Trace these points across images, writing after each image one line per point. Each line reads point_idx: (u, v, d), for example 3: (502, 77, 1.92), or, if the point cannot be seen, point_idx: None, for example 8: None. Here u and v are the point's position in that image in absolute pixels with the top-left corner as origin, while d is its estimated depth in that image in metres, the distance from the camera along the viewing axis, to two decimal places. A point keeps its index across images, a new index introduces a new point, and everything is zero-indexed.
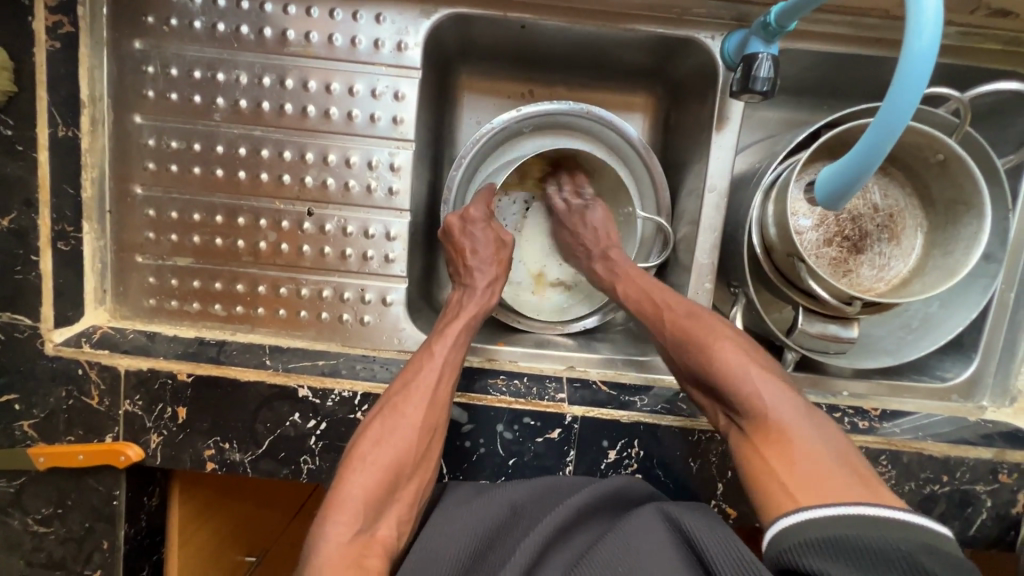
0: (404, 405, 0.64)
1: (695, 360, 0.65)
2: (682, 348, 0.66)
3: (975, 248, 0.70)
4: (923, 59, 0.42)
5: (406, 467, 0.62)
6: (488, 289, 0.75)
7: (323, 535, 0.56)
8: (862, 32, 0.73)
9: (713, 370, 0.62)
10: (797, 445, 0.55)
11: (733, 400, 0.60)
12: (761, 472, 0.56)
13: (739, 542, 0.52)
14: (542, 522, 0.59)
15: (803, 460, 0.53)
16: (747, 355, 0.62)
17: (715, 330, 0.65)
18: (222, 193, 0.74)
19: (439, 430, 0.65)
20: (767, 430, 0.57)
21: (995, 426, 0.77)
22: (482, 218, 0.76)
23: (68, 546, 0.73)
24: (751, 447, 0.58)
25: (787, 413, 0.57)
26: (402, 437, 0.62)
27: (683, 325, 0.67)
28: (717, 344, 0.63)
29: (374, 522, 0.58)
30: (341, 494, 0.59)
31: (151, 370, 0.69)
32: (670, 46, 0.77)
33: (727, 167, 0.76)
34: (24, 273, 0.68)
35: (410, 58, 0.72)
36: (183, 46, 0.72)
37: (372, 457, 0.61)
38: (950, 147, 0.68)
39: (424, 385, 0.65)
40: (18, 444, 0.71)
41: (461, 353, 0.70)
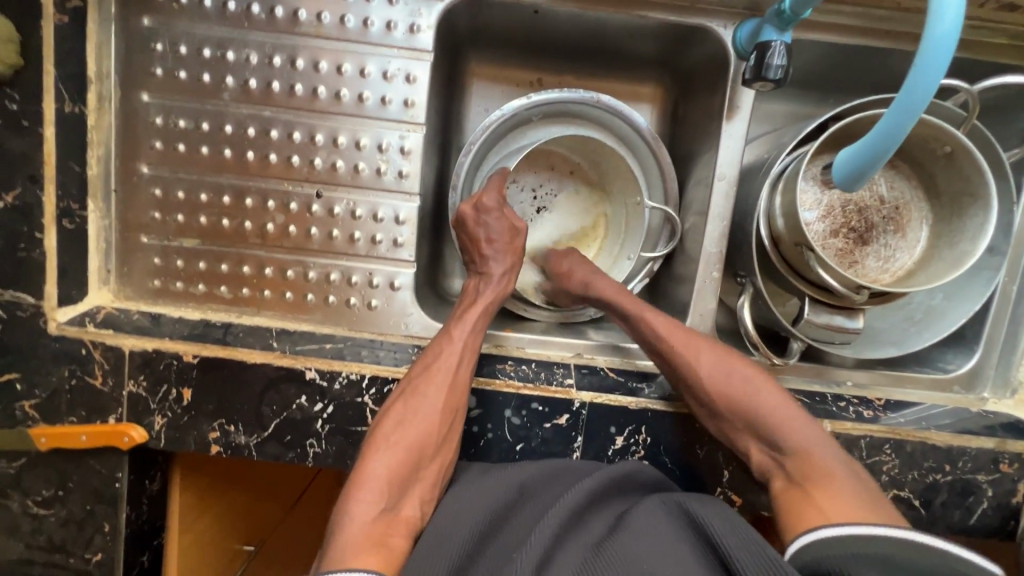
0: (426, 387, 0.66)
1: (736, 400, 0.67)
2: (720, 388, 0.68)
3: (980, 239, 0.71)
4: (945, 40, 0.43)
5: (428, 448, 0.64)
6: (504, 277, 0.75)
7: (348, 512, 0.58)
8: (872, 24, 0.74)
9: (754, 410, 0.66)
10: (839, 481, 0.59)
11: (775, 439, 0.65)
12: (807, 510, 0.58)
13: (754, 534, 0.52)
14: (557, 504, 0.59)
15: (847, 496, 0.58)
16: (782, 398, 0.67)
17: (751, 372, 0.69)
18: (230, 174, 0.74)
19: (459, 413, 0.67)
20: (811, 470, 0.61)
21: (996, 417, 0.78)
22: (496, 206, 0.75)
23: (68, 529, 0.72)
24: (797, 487, 0.61)
25: (826, 454, 0.62)
26: (425, 418, 0.64)
27: (721, 365, 0.69)
28: (756, 385, 0.68)
29: (397, 502, 0.60)
30: (366, 473, 0.61)
31: (156, 350, 0.69)
32: (681, 34, 0.77)
33: (737, 157, 0.77)
34: (28, 251, 0.67)
35: (422, 41, 0.72)
36: (193, 24, 0.71)
37: (397, 438, 0.63)
38: (958, 139, 0.68)
39: (446, 368, 0.67)
40: (18, 424, 0.70)
41: (479, 338, 0.71)
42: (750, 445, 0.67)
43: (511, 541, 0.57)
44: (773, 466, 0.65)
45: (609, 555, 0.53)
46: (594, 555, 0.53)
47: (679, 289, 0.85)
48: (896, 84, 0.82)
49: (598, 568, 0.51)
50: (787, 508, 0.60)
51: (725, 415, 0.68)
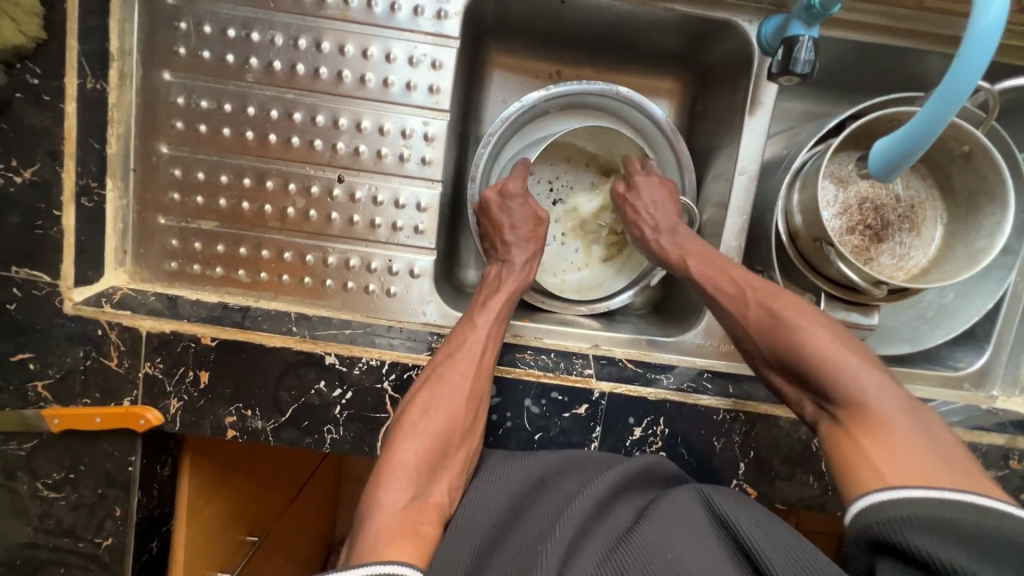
0: (450, 374, 0.65)
1: (784, 347, 0.64)
2: (770, 336, 0.66)
3: (997, 238, 0.72)
4: (989, 32, 0.44)
5: (455, 435, 0.64)
6: (526, 265, 0.75)
7: (378, 501, 0.58)
8: (895, 23, 0.75)
9: (802, 356, 0.62)
10: (895, 431, 0.54)
11: (820, 385, 0.60)
12: (851, 458, 0.56)
13: (792, 537, 0.52)
14: (582, 494, 0.59)
15: (899, 449, 0.53)
16: (841, 345, 0.61)
17: (806, 317, 0.64)
18: (251, 156, 0.73)
19: (484, 400, 0.67)
20: (860, 419, 0.57)
21: (1006, 415, 0.79)
22: (521, 193, 0.76)
23: (78, 514, 0.71)
24: (843, 433, 0.57)
25: (882, 404, 0.56)
26: (450, 405, 0.64)
27: (766, 309, 0.67)
28: (808, 330, 0.63)
29: (426, 489, 0.60)
30: (394, 461, 0.61)
31: (174, 333, 0.68)
32: (705, 28, 0.78)
33: (758, 151, 0.77)
34: (45, 228, 0.66)
35: (449, 27, 0.72)
36: (218, 4, 0.70)
37: (424, 425, 0.63)
38: (977, 138, 0.69)
39: (470, 355, 0.67)
40: (30, 405, 0.68)
41: (502, 325, 0.71)
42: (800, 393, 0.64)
43: (534, 528, 0.56)
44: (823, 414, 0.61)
45: (639, 542, 0.52)
46: (626, 544, 0.53)
47: None
48: (913, 84, 0.83)
49: (628, 557, 0.51)
50: (834, 452, 0.58)
51: (778, 363, 0.65)
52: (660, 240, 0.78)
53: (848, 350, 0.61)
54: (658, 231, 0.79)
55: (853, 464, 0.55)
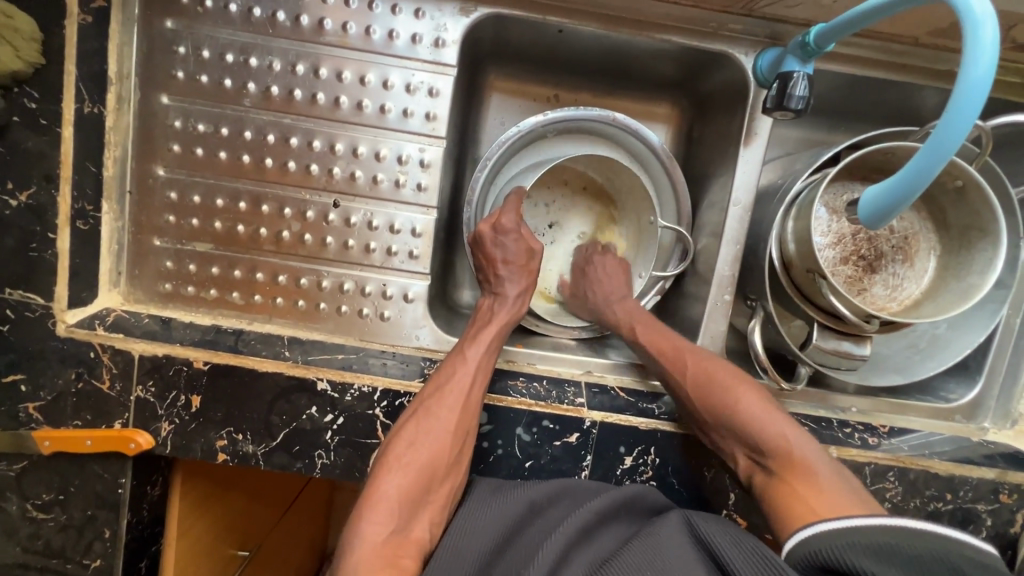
0: (438, 409, 0.65)
1: (719, 404, 0.68)
2: (706, 395, 0.70)
3: (989, 274, 0.72)
4: (977, 85, 0.45)
5: (438, 470, 0.63)
6: (518, 297, 0.75)
7: (360, 534, 0.59)
8: (890, 58, 0.75)
9: (736, 412, 0.67)
10: (820, 473, 0.61)
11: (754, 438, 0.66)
12: (791, 507, 0.60)
13: (756, 545, 0.54)
14: (563, 522, 0.60)
15: (829, 491, 0.59)
16: (767, 401, 0.68)
17: (734, 377, 0.70)
18: (247, 180, 0.73)
19: (470, 434, 0.67)
20: (794, 467, 0.63)
21: (996, 447, 0.79)
22: (514, 227, 0.76)
23: (67, 534, 0.71)
24: (784, 482, 0.63)
25: (807, 451, 0.63)
26: (436, 440, 0.64)
27: (701, 369, 0.71)
28: (740, 389, 0.69)
29: (407, 523, 0.60)
30: (377, 494, 0.61)
31: (166, 356, 0.68)
32: (702, 59, 0.78)
33: (752, 181, 0.78)
34: (40, 251, 0.66)
35: (447, 55, 0.72)
36: (217, 29, 0.71)
37: (407, 460, 0.63)
38: (970, 174, 0.70)
39: (458, 389, 0.67)
40: (21, 426, 0.68)
41: (492, 358, 0.71)
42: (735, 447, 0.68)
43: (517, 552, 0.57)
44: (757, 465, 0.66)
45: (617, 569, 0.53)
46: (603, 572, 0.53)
47: (690, 309, 0.86)
48: (908, 116, 0.84)
49: None
50: (776, 503, 0.62)
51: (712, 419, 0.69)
52: (609, 307, 0.80)
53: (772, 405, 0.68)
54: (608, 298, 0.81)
55: (797, 511, 0.59)
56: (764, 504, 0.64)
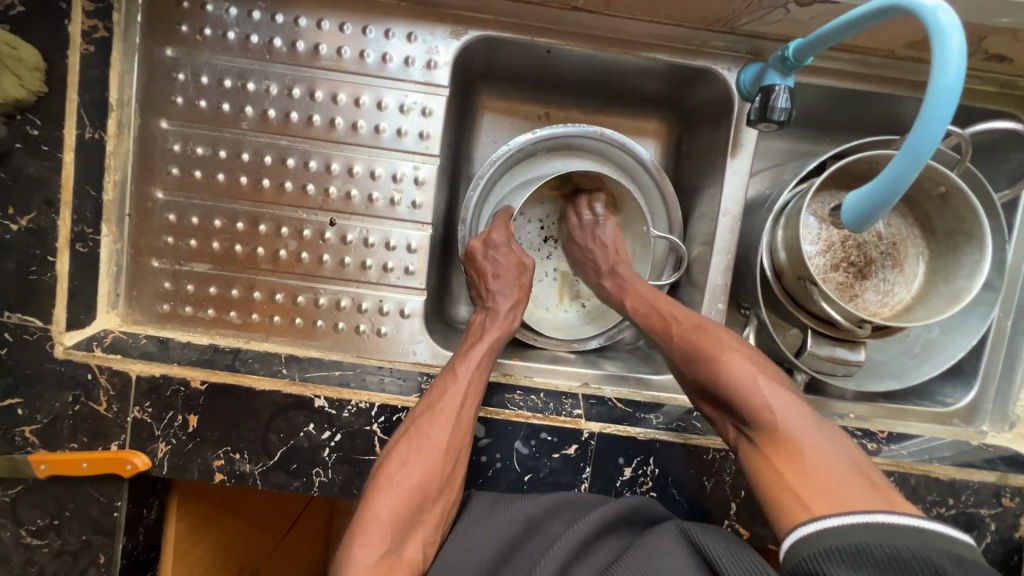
0: (429, 428, 0.65)
1: (707, 375, 0.65)
2: (694, 365, 0.67)
3: (977, 276, 0.73)
4: (949, 91, 0.46)
5: (431, 488, 0.62)
6: (510, 312, 0.76)
7: (352, 556, 0.57)
8: (868, 70, 0.78)
9: (724, 386, 0.63)
10: (810, 454, 0.54)
11: (744, 415, 0.60)
12: (770, 484, 0.56)
13: (747, 556, 0.55)
14: (565, 536, 0.60)
15: (813, 469, 0.53)
16: (756, 368, 0.62)
17: (725, 349, 0.65)
18: (245, 201, 0.75)
19: (464, 452, 0.66)
20: (776, 437, 0.57)
21: (996, 451, 0.79)
22: (504, 243, 0.77)
23: (61, 561, 0.70)
24: (767, 460, 0.57)
25: (792, 421, 0.57)
26: (428, 458, 0.63)
27: (688, 342, 0.68)
28: (722, 353, 0.65)
29: (400, 544, 0.59)
30: (369, 514, 0.60)
31: (163, 376, 0.68)
32: (686, 74, 0.80)
33: (740, 192, 0.80)
34: (39, 274, 0.67)
35: (439, 76, 0.74)
36: (215, 56, 0.73)
37: (400, 478, 0.62)
38: (952, 180, 0.71)
39: (450, 406, 0.66)
40: (17, 451, 0.68)
41: (484, 375, 0.70)
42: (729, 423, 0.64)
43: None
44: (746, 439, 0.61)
45: None
46: None
47: None
48: (891, 126, 0.86)
49: None
50: (760, 483, 0.57)
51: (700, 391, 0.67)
52: (604, 283, 0.83)
53: (748, 366, 0.62)
54: (601, 273, 0.83)
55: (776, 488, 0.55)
56: (750, 481, 0.59)
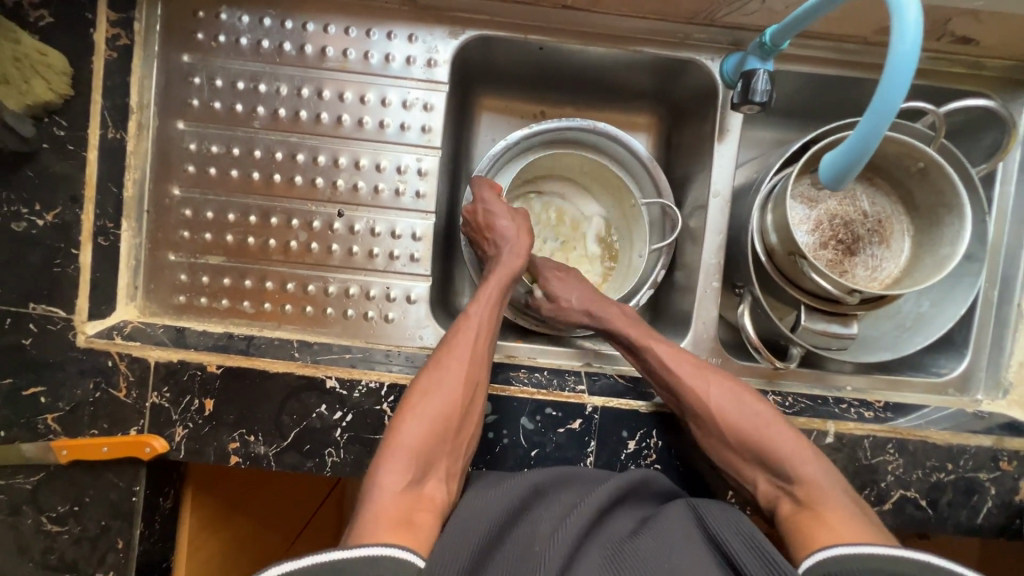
0: (446, 362, 0.69)
1: (750, 435, 0.69)
2: (728, 420, 0.71)
3: (959, 245, 0.76)
4: (908, 55, 0.50)
5: (452, 420, 0.66)
6: (512, 254, 0.78)
7: (377, 483, 0.60)
8: (845, 56, 0.82)
9: (768, 447, 0.68)
10: (837, 505, 0.62)
11: (785, 471, 0.66)
12: (803, 530, 0.61)
13: (751, 530, 0.58)
14: (583, 502, 0.62)
15: (849, 518, 0.60)
16: (791, 431, 0.69)
17: (768, 416, 0.70)
18: (257, 195, 0.79)
19: (480, 385, 0.70)
20: (814, 493, 0.63)
21: (991, 418, 0.81)
22: (494, 196, 0.80)
23: (81, 547, 0.71)
24: (807, 510, 0.62)
25: (828, 480, 0.64)
26: (448, 391, 0.67)
27: (731, 399, 0.72)
28: (768, 419, 0.70)
29: (422, 477, 0.62)
30: (394, 445, 0.63)
31: (180, 362, 0.70)
32: (672, 67, 0.85)
33: (729, 174, 0.83)
34: (63, 266, 0.70)
35: (439, 73, 0.79)
36: (229, 61, 0.77)
37: (422, 409, 0.66)
38: (929, 154, 0.75)
39: (465, 340, 0.71)
40: (40, 438, 0.71)
41: (493, 314, 0.75)
42: (762, 477, 0.69)
43: (526, 536, 0.58)
44: (780, 493, 0.67)
45: (628, 554, 0.57)
46: (616, 554, 0.57)
47: (681, 301, 0.89)
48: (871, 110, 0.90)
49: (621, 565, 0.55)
50: (792, 529, 0.62)
51: (737, 447, 0.70)
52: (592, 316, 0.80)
53: (789, 432, 0.69)
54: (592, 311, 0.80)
55: (807, 530, 0.60)
56: (780, 529, 0.64)
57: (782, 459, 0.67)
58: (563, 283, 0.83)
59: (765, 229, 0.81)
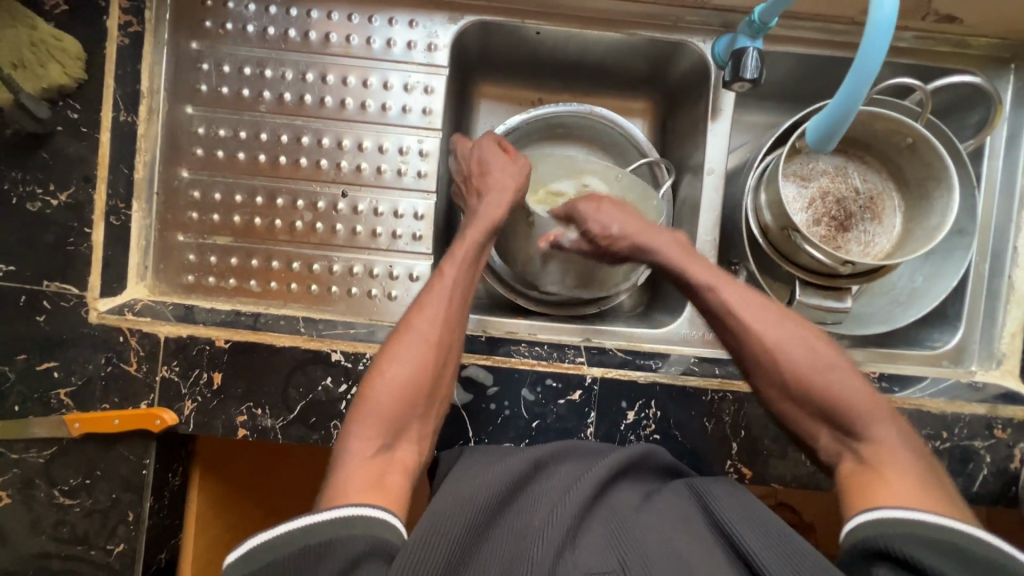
0: (418, 322, 0.65)
1: (813, 384, 0.59)
2: (789, 363, 0.60)
3: (948, 216, 0.78)
4: (886, 20, 0.53)
5: (425, 382, 0.62)
6: (491, 207, 0.74)
7: (346, 450, 0.55)
8: (834, 37, 0.84)
9: (833, 399, 0.57)
10: (900, 464, 0.52)
11: (851, 428, 0.56)
12: (853, 488, 0.52)
13: (751, 501, 0.56)
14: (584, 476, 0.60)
15: (916, 480, 0.50)
16: (864, 384, 0.58)
17: (838, 363, 0.59)
18: (263, 177, 0.81)
19: (453, 346, 0.66)
20: (880, 454, 0.53)
21: (986, 388, 0.82)
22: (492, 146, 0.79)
23: (92, 519, 0.73)
24: (868, 471, 0.53)
25: (902, 443, 0.53)
26: (420, 352, 0.63)
27: (797, 341, 0.61)
28: (838, 367, 0.59)
29: (394, 441, 0.57)
30: (364, 410, 0.58)
31: (189, 336, 0.72)
32: (666, 50, 0.87)
33: (723, 151, 0.85)
34: (76, 244, 0.72)
35: (439, 57, 0.82)
36: (236, 47, 0.80)
37: (394, 370, 0.61)
38: (916, 129, 0.77)
39: (439, 299, 0.67)
40: (53, 412, 0.72)
41: (469, 274, 0.71)
42: (824, 434, 0.58)
43: (528, 509, 0.55)
44: (843, 451, 0.56)
45: (628, 523, 0.53)
46: (617, 524, 0.53)
47: None
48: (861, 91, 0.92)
49: (621, 535, 0.52)
50: (843, 488, 0.53)
51: (795, 396, 0.60)
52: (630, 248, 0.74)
53: (863, 385, 0.58)
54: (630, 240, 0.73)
55: (859, 488, 0.52)
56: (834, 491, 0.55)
57: (849, 413, 0.56)
58: (599, 212, 0.74)
59: (758, 205, 0.83)
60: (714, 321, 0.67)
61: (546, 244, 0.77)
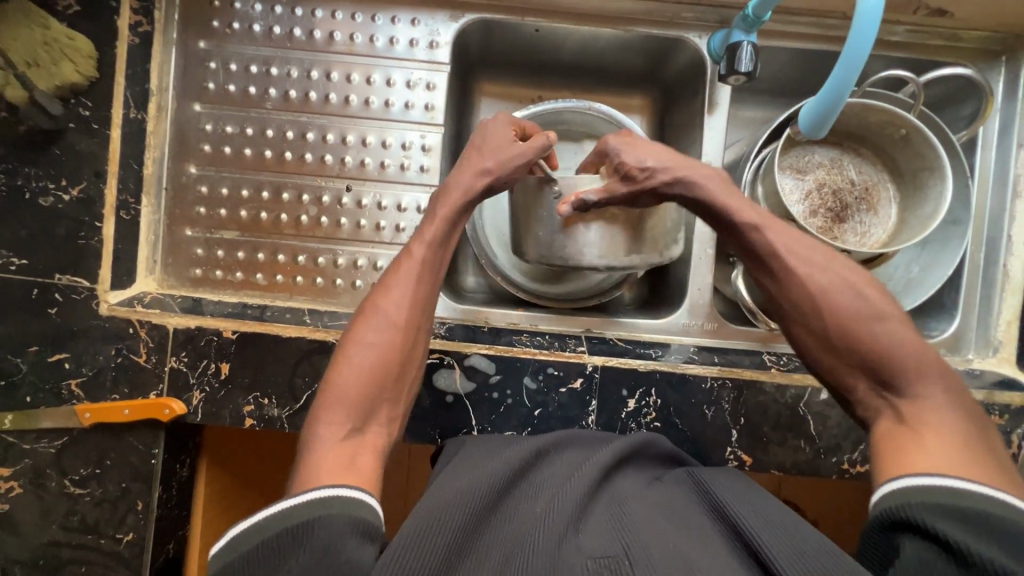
0: (383, 304, 0.63)
1: (857, 334, 0.57)
2: (834, 310, 0.58)
3: (941, 206, 0.79)
4: (871, 10, 0.56)
5: (393, 364, 0.60)
6: (473, 180, 0.68)
7: (314, 437, 0.54)
8: (827, 31, 0.86)
9: (878, 350, 0.55)
10: (944, 426, 0.50)
11: (895, 382, 0.54)
12: (890, 450, 0.50)
13: (752, 489, 0.56)
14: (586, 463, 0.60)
15: (958, 443, 0.48)
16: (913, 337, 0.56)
17: (889, 315, 0.57)
18: (269, 172, 0.83)
19: (422, 329, 0.65)
20: (923, 413, 0.51)
21: (982, 374, 0.83)
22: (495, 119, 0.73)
23: (102, 508, 0.74)
24: (908, 429, 0.51)
25: (951, 407, 0.51)
26: (386, 335, 0.61)
27: (845, 288, 0.59)
28: (886, 318, 0.57)
29: (363, 424, 0.56)
30: (330, 396, 0.57)
31: (198, 327, 0.74)
32: (662, 46, 0.89)
33: (720, 144, 0.86)
34: (87, 238, 0.74)
35: (441, 54, 0.84)
36: (243, 46, 0.82)
37: (359, 353, 0.59)
38: (909, 120, 0.78)
39: (405, 280, 0.64)
40: (64, 403, 0.74)
41: (440, 253, 0.67)
42: (865, 387, 0.56)
43: (531, 497, 0.55)
44: (882, 403, 0.55)
45: (631, 509, 0.54)
46: (619, 510, 0.54)
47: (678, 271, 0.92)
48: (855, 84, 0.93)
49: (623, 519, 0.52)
50: (879, 449, 0.52)
51: (837, 345, 0.58)
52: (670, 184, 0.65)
53: (912, 338, 0.55)
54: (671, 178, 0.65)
55: (897, 449, 0.50)
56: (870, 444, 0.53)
57: (894, 366, 0.54)
58: (633, 147, 0.66)
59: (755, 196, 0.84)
60: (757, 262, 0.64)
61: (568, 206, 0.64)
